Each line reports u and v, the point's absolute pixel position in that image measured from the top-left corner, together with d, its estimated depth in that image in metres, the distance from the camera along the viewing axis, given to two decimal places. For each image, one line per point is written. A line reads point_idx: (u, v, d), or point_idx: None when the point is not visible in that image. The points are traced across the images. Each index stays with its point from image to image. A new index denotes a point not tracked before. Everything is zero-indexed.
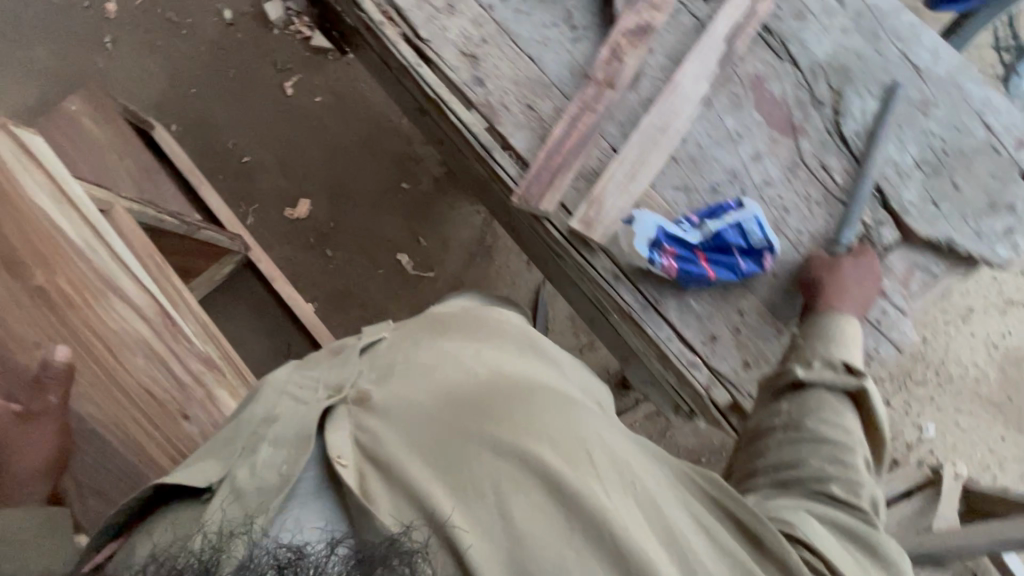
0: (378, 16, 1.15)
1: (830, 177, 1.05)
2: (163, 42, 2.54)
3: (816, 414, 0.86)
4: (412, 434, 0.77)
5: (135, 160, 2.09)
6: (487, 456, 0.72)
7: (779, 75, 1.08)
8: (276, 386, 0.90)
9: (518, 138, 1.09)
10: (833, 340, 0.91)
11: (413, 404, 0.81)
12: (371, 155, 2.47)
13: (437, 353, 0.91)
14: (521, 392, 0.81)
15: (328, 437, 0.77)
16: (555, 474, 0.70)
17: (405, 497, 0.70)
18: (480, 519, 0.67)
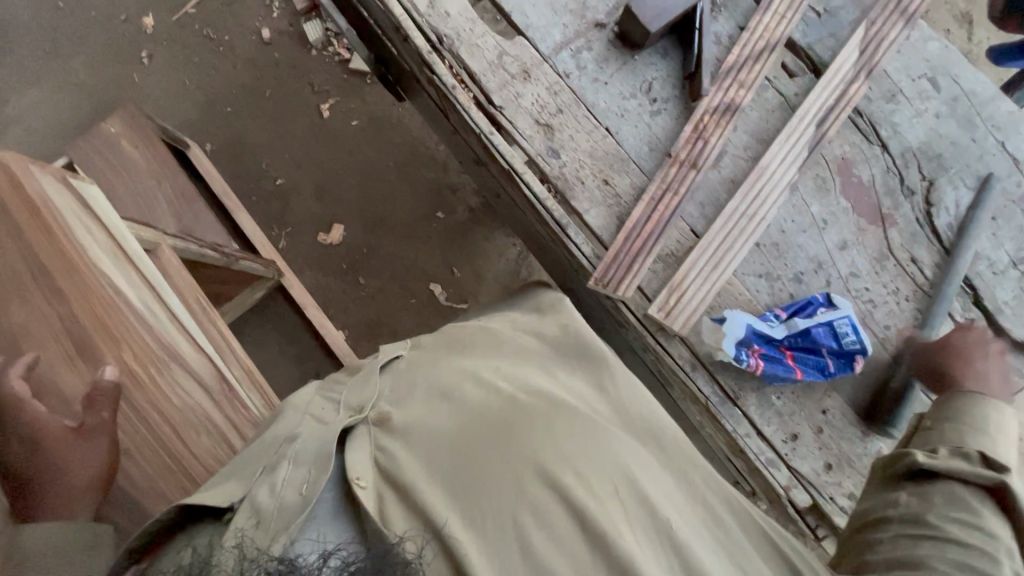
0: (452, 80, 1.11)
1: (920, 270, 1.01)
2: (200, 59, 2.51)
3: (954, 503, 0.72)
4: (435, 457, 0.71)
5: (172, 184, 2.04)
6: (512, 484, 0.67)
7: (868, 159, 1.04)
8: (298, 404, 0.84)
9: (594, 215, 1.05)
10: (966, 426, 0.80)
11: (436, 429, 0.75)
12: (406, 181, 2.44)
13: (457, 366, 0.85)
14: (552, 419, 0.75)
15: (347, 459, 0.71)
16: (587, 513, 0.65)
17: (415, 518, 0.65)
18: (499, 551, 0.62)
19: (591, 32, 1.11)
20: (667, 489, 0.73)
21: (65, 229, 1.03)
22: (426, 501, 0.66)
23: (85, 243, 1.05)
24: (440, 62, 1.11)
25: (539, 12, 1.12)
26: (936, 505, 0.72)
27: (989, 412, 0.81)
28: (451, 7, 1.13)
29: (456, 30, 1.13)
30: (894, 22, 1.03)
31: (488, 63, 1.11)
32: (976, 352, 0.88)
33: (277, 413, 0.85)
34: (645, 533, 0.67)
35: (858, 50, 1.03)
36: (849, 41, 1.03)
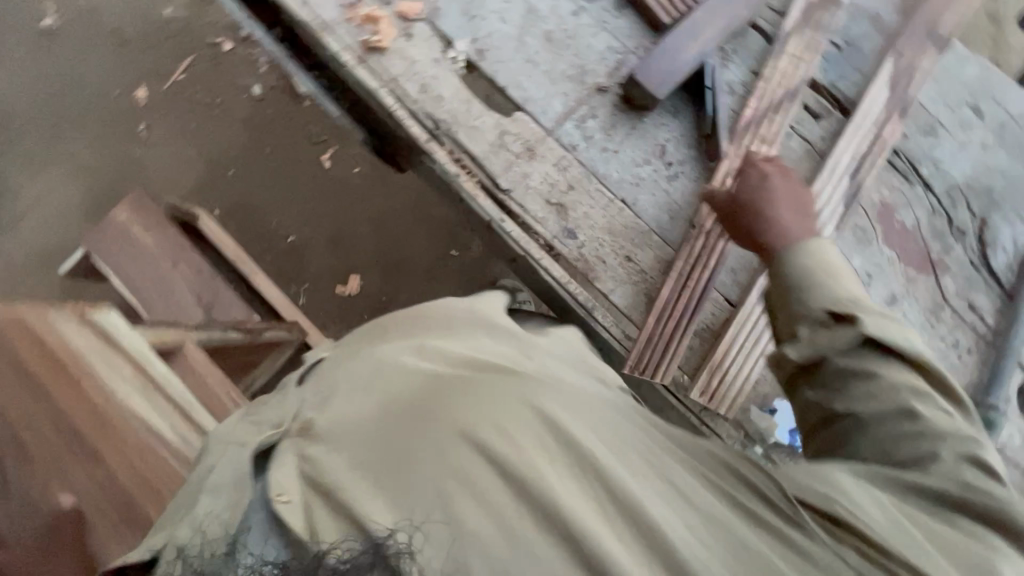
0: (455, 168, 1.05)
1: (981, 318, 0.93)
2: (196, 125, 2.50)
3: (852, 380, 0.64)
4: (359, 449, 0.54)
5: (186, 261, 2.01)
6: (453, 449, 0.50)
7: (910, 202, 0.97)
8: (217, 441, 0.73)
9: (620, 295, 1.00)
10: (816, 285, 0.72)
11: (360, 423, 0.57)
12: (416, 223, 2.40)
13: (376, 358, 0.68)
14: (473, 387, 0.56)
15: (270, 474, 0.55)
16: (535, 478, 0.49)
17: (313, 518, 0.51)
18: (416, 503, 0.48)
19: (594, 98, 1.06)
20: (620, 437, 0.56)
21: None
22: (351, 496, 0.50)
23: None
24: (439, 149, 1.06)
25: (537, 84, 1.07)
26: (879, 369, 0.63)
27: (829, 264, 0.74)
28: (444, 89, 1.08)
29: (452, 113, 1.08)
30: (927, 50, 0.96)
31: (490, 144, 1.06)
32: (775, 215, 0.84)
33: (198, 456, 0.74)
34: (614, 504, 0.50)
35: (889, 88, 0.96)
36: (877, 78, 0.96)
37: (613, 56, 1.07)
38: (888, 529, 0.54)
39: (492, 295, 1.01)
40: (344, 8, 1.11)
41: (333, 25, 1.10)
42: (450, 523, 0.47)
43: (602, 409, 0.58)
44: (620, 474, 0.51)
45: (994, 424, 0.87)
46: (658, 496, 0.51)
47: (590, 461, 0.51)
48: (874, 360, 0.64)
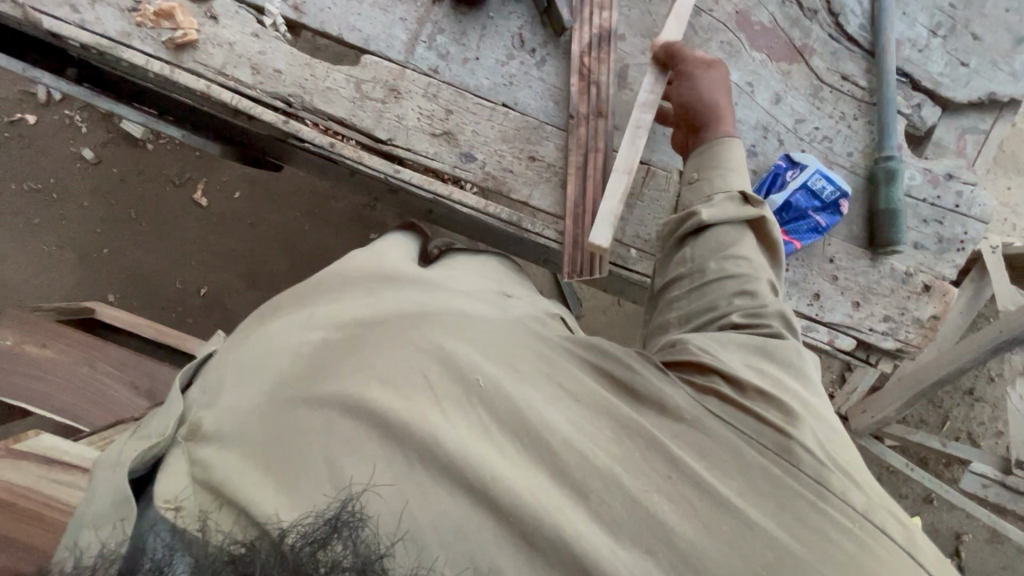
0: (327, 139, 0.98)
1: (855, 84, 0.99)
2: (41, 217, 2.22)
3: (721, 247, 0.84)
4: (244, 441, 0.63)
5: (106, 359, 1.84)
6: (317, 423, 0.61)
7: (761, 0, 0.99)
8: (105, 457, 0.69)
9: (539, 196, 0.99)
10: (716, 166, 0.89)
11: (241, 414, 0.66)
12: (323, 223, 2.26)
13: (270, 340, 0.76)
14: (348, 350, 0.69)
15: (161, 484, 0.63)
16: (384, 414, 0.60)
17: (239, 510, 0.58)
18: (326, 493, 0.57)
19: (433, 12, 0.99)
20: (517, 364, 0.69)
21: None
22: (246, 493, 0.58)
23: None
24: (300, 125, 0.98)
25: (370, 20, 0.99)
26: (732, 236, 0.84)
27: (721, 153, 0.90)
28: (279, 62, 0.99)
29: (298, 83, 0.99)
30: None
31: (350, 100, 0.99)
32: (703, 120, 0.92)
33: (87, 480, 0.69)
34: (498, 424, 0.63)
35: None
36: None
37: None
38: (783, 407, 0.67)
39: (394, 248, 1.06)
40: (128, 15, 0.97)
41: (125, 37, 0.97)
42: (376, 500, 0.56)
43: (505, 335, 0.74)
44: (536, 402, 0.65)
45: (893, 174, 0.95)
46: (603, 442, 0.63)
47: (494, 395, 0.64)
48: (741, 236, 0.85)
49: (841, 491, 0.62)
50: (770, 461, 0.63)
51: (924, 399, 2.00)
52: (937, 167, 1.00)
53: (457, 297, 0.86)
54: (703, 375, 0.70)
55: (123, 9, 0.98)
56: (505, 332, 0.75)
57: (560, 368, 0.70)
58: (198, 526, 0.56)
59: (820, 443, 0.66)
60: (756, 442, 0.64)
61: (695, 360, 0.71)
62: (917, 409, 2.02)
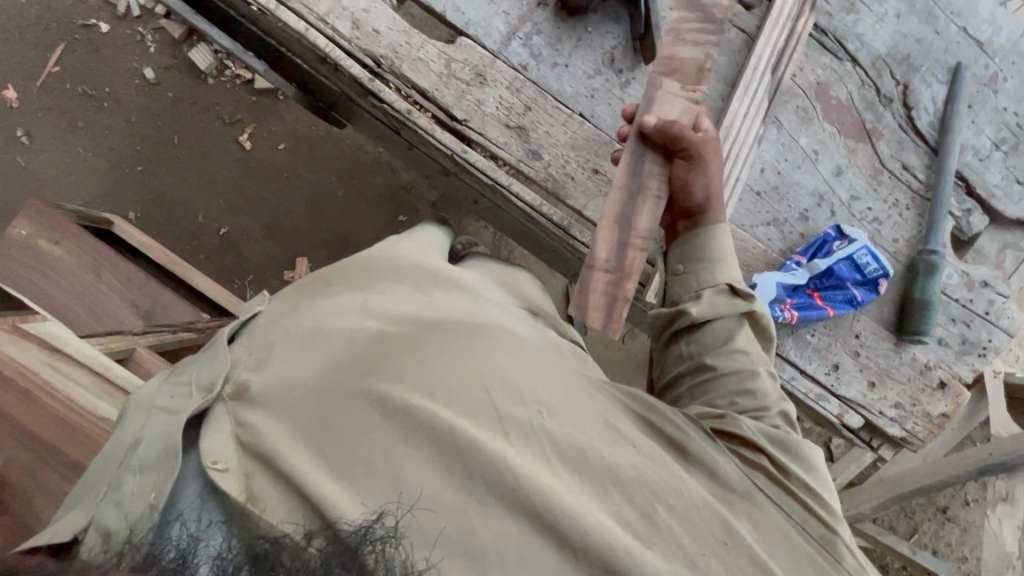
0: (406, 105, 1.01)
1: (913, 176, 1.02)
2: (85, 122, 2.24)
3: (721, 342, 0.84)
4: (298, 418, 0.66)
5: (114, 273, 1.83)
6: (376, 423, 0.64)
7: (842, 77, 1.03)
8: (145, 403, 0.72)
9: (593, 208, 1.02)
10: (707, 261, 0.88)
11: (296, 386, 0.69)
12: (356, 194, 2.28)
13: (326, 320, 0.79)
14: (411, 344, 0.72)
15: (203, 442, 0.65)
16: (445, 428, 0.63)
17: (290, 492, 0.60)
18: (380, 493, 0.60)
19: (535, 13, 1.03)
20: (575, 408, 0.71)
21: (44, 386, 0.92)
22: (303, 474, 0.60)
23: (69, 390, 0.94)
24: (385, 87, 1.00)
25: (475, 5, 1.03)
26: (732, 331, 0.85)
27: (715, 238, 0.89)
28: (379, 24, 1.02)
29: (392, 47, 1.02)
30: None
31: (437, 75, 1.02)
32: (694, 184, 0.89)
33: (117, 422, 0.72)
34: None
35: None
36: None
37: None
38: (819, 515, 0.71)
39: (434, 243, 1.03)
40: None
41: None
42: (419, 518, 0.58)
43: (567, 370, 0.75)
44: (596, 445, 0.68)
45: (934, 268, 0.97)
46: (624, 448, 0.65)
47: (550, 427, 0.67)
48: (733, 329, 0.85)
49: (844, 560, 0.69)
50: (802, 536, 0.69)
51: (898, 507, 2.00)
52: (974, 272, 1.03)
53: (516, 319, 0.83)
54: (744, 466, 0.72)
55: None
56: (563, 364, 0.76)
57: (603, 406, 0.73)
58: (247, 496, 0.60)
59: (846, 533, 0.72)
60: (798, 524, 0.70)
61: (742, 437, 0.75)
62: (891, 516, 2.01)
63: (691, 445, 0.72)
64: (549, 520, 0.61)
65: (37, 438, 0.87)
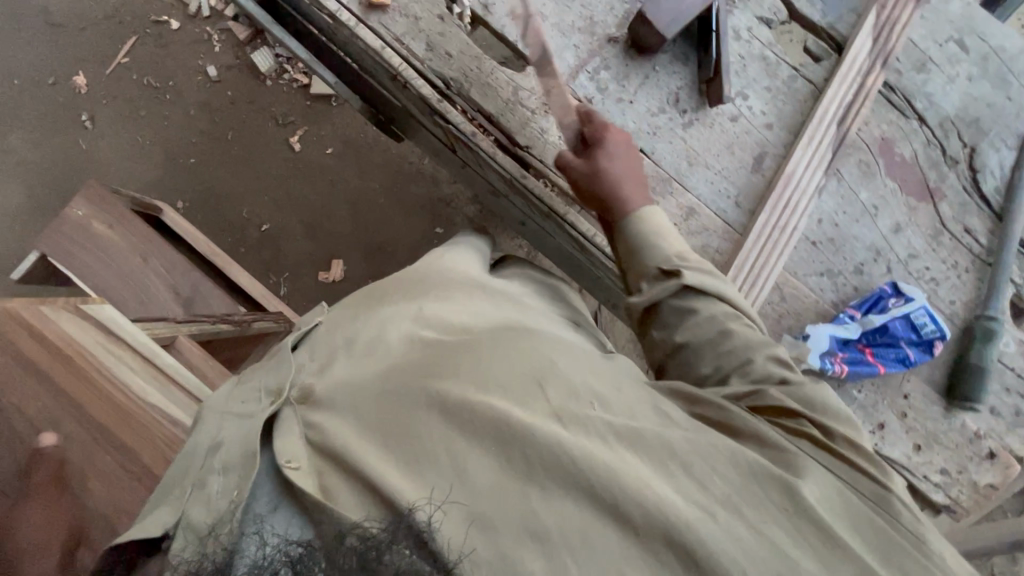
0: (471, 127, 1.04)
1: (975, 240, 1.01)
2: (147, 112, 2.33)
3: (688, 320, 0.80)
4: (358, 413, 0.67)
5: (161, 259, 1.89)
6: (433, 417, 0.63)
7: (908, 135, 1.03)
8: (218, 412, 0.74)
9: None
10: (639, 249, 0.86)
11: (358, 386, 0.70)
12: (396, 202, 2.32)
13: (386, 331, 0.81)
14: (466, 347, 0.73)
15: (274, 442, 0.65)
16: (501, 421, 0.61)
17: (359, 486, 0.59)
18: (435, 482, 0.58)
19: (605, 49, 1.05)
20: (630, 404, 0.67)
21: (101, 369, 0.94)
22: (365, 466, 0.60)
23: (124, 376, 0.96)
24: (453, 109, 1.04)
25: (547, 37, 1.05)
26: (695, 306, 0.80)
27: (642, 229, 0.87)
28: (452, 48, 1.06)
29: (462, 71, 1.05)
30: (905, 4, 1.01)
31: (504, 101, 1.04)
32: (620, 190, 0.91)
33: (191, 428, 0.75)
34: None
35: (871, 37, 1.01)
36: (865, 26, 1.01)
37: (621, 7, 1.05)
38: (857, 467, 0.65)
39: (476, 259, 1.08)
40: None
41: None
42: (456, 511, 0.57)
43: (625, 375, 0.73)
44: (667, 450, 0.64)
45: (992, 334, 0.96)
46: None
47: (606, 415, 0.64)
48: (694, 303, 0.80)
49: (914, 527, 0.61)
50: (855, 496, 0.62)
51: None
52: None
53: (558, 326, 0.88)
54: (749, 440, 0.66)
55: None
56: (620, 370, 0.74)
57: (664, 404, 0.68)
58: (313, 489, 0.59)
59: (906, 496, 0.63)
60: (854, 488, 0.63)
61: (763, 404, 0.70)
62: None
63: (736, 420, 0.68)
64: (617, 508, 0.57)
65: (95, 421, 0.91)
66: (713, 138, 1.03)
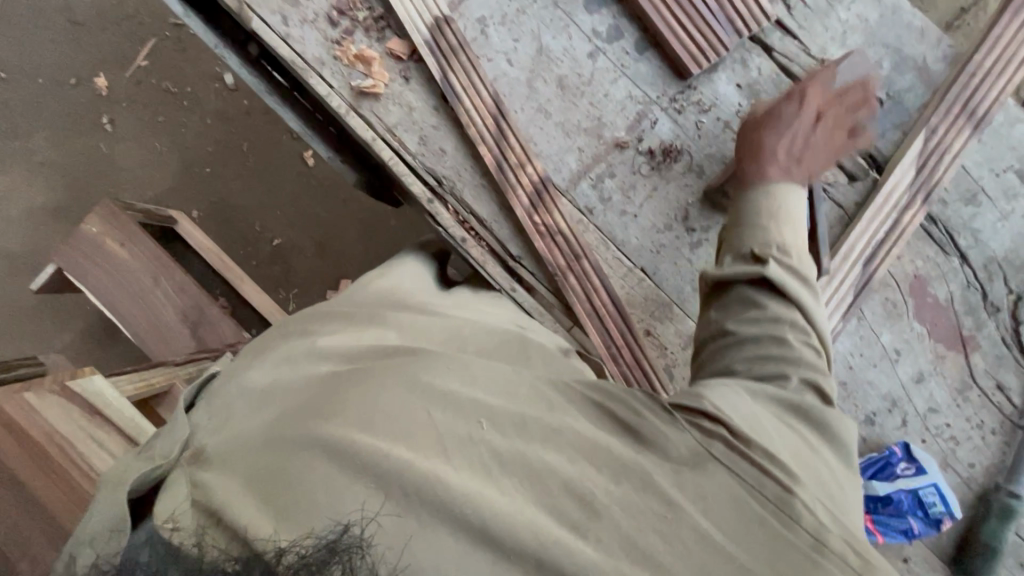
0: (461, 232, 0.97)
1: (1007, 398, 0.93)
2: (166, 117, 2.26)
3: (747, 307, 0.76)
4: (246, 462, 0.55)
5: (170, 281, 1.86)
6: (320, 463, 0.52)
7: (945, 275, 0.94)
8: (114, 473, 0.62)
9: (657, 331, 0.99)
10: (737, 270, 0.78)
11: (247, 438, 0.58)
12: (411, 226, 2.28)
13: (282, 369, 0.68)
14: (359, 375, 0.61)
15: (163, 502, 0.54)
16: (394, 463, 0.52)
17: (234, 530, 0.49)
18: (342, 503, 0.50)
19: (611, 154, 0.98)
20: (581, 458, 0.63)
21: (74, 459, 0.90)
22: (246, 513, 0.50)
23: (99, 465, 0.91)
24: (443, 211, 0.96)
25: (549, 138, 0.98)
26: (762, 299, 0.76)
27: (761, 204, 0.81)
28: (447, 143, 0.98)
29: (456, 169, 0.98)
30: (961, 129, 0.90)
31: (498, 205, 0.98)
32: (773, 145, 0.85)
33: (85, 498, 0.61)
34: None
35: (915, 166, 0.91)
36: (908, 153, 0.90)
37: (633, 107, 0.98)
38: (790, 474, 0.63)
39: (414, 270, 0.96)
40: (330, 45, 0.97)
41: (319, 64, 0.97)
42: (387, 526, 0.50)
43: (526, 392, 0.62)
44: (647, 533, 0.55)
45: (1011, 514, 0.89)
46: None
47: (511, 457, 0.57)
48: (761, 296, 0.76)
49: (815, 529, 0.60)
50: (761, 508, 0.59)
51: None
52: None
53: (495, 349, 0.74)
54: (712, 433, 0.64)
55: (327, 38, 0.97)
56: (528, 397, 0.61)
57: (580, 430, 0.60)
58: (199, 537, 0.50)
59: (815, 497, 0.63)
60: (756, 491, 0.60)
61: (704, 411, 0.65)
62: None
63: (645, 427, 0.63)
64: None
65: (62, 528, 0.85)
66: None
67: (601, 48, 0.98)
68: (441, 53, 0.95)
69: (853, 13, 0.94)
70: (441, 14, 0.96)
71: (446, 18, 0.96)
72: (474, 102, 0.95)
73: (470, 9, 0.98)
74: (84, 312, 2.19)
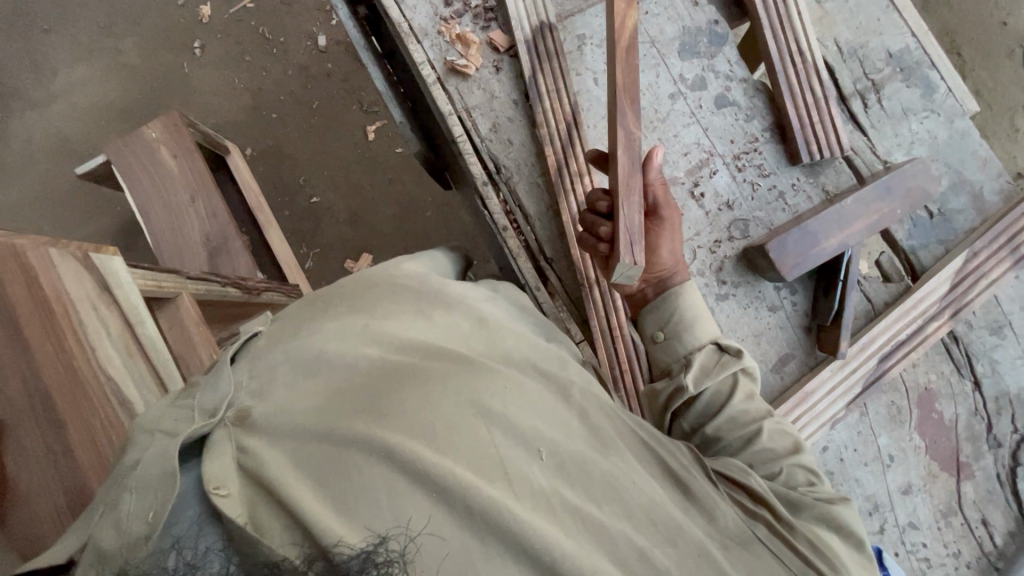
0: (505, 221, 0.99)
1: (989, 536, 0.98)
2: (252, 58, 2.36)
3: (722, 412, 0.79)
4: (301, 445, 0.53)
5: (204, 203, 1.88)
6: (373, 463, 0.51)
7: (956, 396, 1.00)
8: (146, 420, 0.55)
9: None
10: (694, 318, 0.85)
11: (292, 411, 0.55)
12: (444, 223, 2.34)
13: (326, 336, 0.64)
14: (411, 374, 0.60)
15: (203, 467, 0.50)
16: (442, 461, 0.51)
17: (289, 518, 0.48)
18: (396, 512, 0.49)
19: None
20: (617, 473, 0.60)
21: (75, 328, 0.85)
22: (300, 501, 0.48)
23: None
24: (494, 198, 0.99)
25: None
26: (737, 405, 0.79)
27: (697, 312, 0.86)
28: (515, 136, 1.02)
29: (517, 161, 1.02)
30: (1001, 263, 0.97)
31: (546, 206, 1.01)
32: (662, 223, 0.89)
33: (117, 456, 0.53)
34: None
35: (951, 282, 0.96)
36: (946, 269, 0.95)
37: (698, 153, 1.00)
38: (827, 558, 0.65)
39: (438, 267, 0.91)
40: (437, 19, 1.03)
41: (422, 33, 1.03)
42: (433, 546, 0.48)
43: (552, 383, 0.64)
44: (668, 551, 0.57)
45: None
46: None
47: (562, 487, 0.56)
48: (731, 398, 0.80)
49: None
50: None
51: None
52: None
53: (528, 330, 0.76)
54: (753, 503, 0.68)
55: (437, 12, 1.03)
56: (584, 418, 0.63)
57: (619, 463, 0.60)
58: (251, 521, 0.47)
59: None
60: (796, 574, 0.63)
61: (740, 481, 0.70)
62: None
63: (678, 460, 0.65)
64: None
65: (42, 386, 0.83)
66: (781, 334, 0.98)
67: (683, 91, 1.01)
68: (537, 53, 1.01)
69: (925, 127, 0.99)
70: (546, 20, 1.02)
71: (550, 25, 1.02)
72: (553, 106, 1.00)
73: (574, 25, 1.05)
74: (114, 209, 2.23)
